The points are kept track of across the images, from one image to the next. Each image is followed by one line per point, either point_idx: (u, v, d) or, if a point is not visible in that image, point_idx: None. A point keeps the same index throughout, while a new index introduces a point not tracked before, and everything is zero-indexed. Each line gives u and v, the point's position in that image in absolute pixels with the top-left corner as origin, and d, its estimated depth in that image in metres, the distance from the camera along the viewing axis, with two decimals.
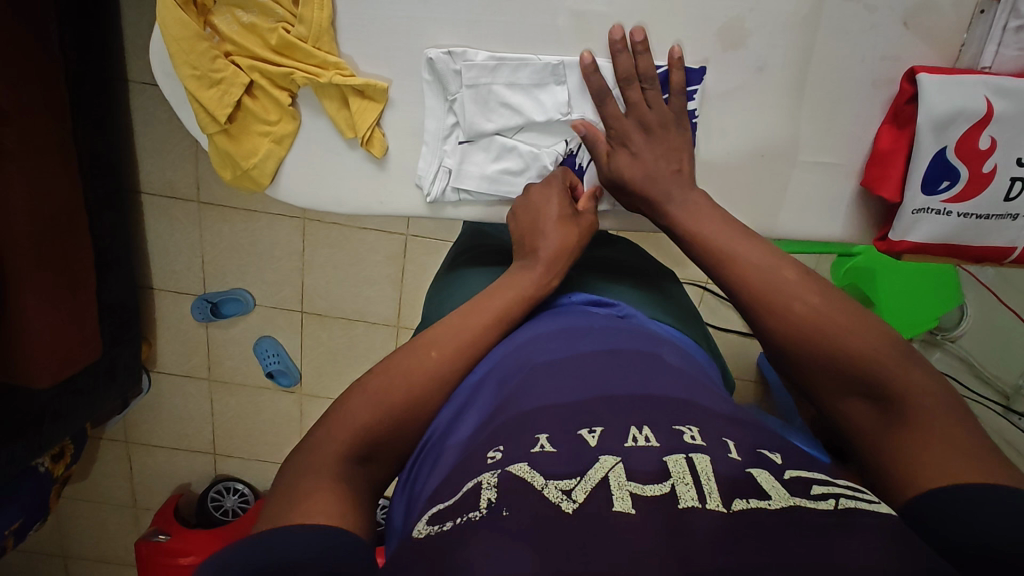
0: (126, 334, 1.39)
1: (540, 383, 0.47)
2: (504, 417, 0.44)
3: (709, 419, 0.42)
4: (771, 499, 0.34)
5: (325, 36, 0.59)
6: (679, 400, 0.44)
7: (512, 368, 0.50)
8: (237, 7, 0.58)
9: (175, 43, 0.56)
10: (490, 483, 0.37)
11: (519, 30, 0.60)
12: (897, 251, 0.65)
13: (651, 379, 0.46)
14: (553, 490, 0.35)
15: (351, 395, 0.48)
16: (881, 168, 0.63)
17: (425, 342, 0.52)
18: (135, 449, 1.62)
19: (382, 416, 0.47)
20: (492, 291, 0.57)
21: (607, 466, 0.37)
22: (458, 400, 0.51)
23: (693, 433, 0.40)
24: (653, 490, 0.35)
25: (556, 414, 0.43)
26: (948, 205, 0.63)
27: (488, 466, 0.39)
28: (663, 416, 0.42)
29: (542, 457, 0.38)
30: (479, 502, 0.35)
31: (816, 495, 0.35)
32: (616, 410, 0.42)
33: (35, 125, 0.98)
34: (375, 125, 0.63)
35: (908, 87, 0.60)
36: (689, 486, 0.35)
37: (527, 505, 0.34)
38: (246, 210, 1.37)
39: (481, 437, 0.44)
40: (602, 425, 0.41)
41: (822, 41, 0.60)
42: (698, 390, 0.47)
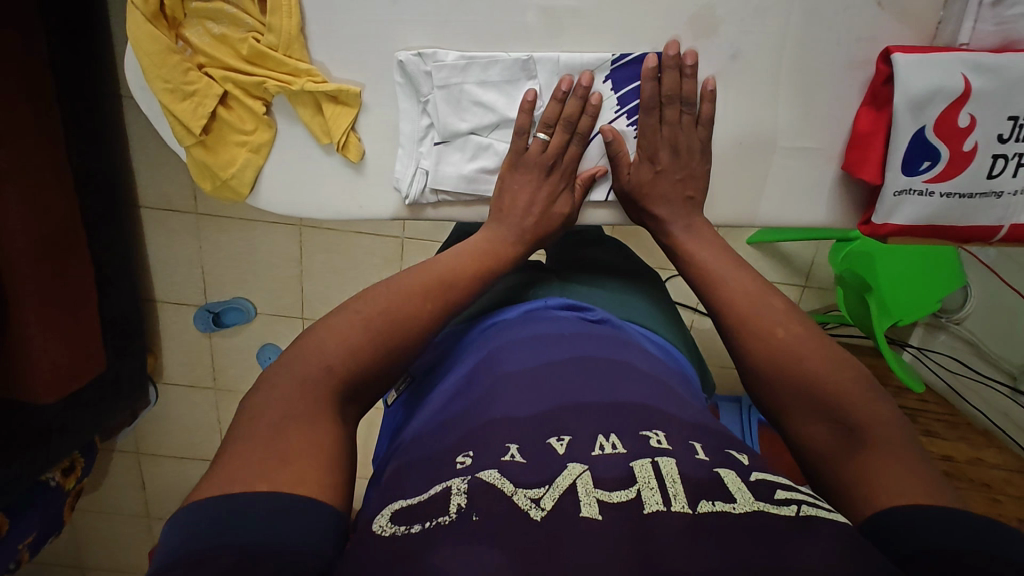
0: (129, 347, 1.40)
1: (507, 391, 0.47)
2: (474, 422, 0.45)
3: (675, 425, 0.43)
4: (736, 503, 0.35)
5: (295, 43, 0.59)
6: (644, 406, 0.45)
7: (485, 375, 0.51)
8: (208, 19, 0.58)
9: (148, 57, 0.57)
10: (460, 488, 0.37)
11: (488, 29, 0.60)
12: (882, 234, 0.64)
13: (618, 387, 0.47)
14: (522, 498, 0.36)
15: (322, 330, 0.49)
16: (861, 151, 0.62)
17: (405, 290, 0.53)
18: (145, 460, 1.64)
19: (358, 355, 0.48)
20: (464, 254, 0.59)
21: (574, 474, 0.37)
22: (431, 409, 0.51)
23: (659, 438, 0.41)
24: (620, 496, 0.36)
25: (525, 422, 0.43)
26: (930, 185, 0.62)
27: (459, 470, 0.39)
28: (629, 424, 0.42)
29: (512, 466, 0.38)
30: (448, 506, 0.36)
31: (779, 501, 0.36)
32: (582, 417, 0.43)
33: (31, 144, 1.00)
34: (350, 130, 0.63)
35: (884, 67, 0.59)
36: (654, 490, 0.36)
37: (496, 512, 0.35)
38: (242, 219, 1.38)
39: (451, 439, 0.44)
40: (569, 434, 0.41)
41: (795, 25, 0.60)
42: (665, 395, 0.47)
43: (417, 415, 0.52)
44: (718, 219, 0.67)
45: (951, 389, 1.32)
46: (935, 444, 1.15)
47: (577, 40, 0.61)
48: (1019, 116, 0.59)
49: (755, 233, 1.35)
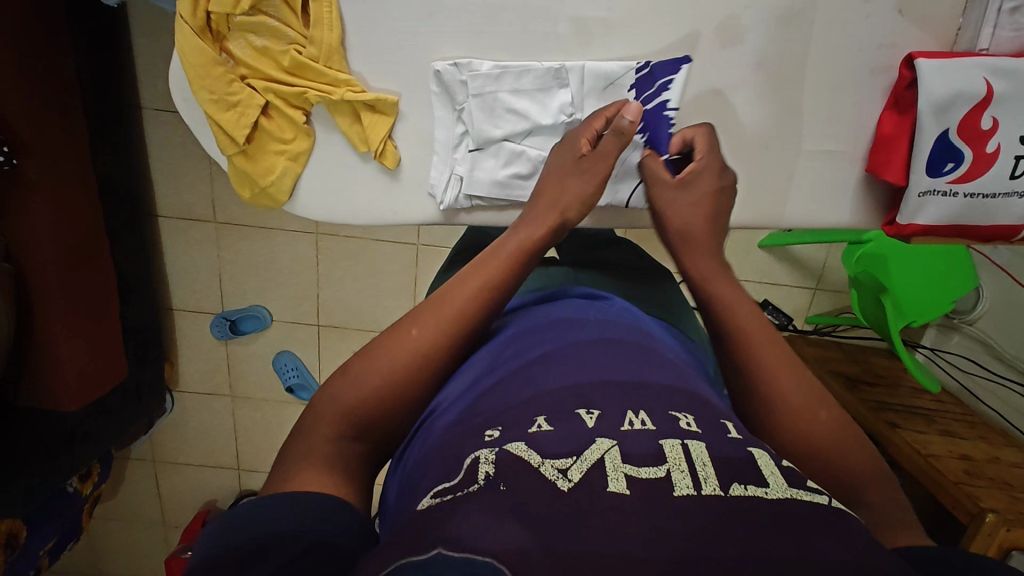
0: (149, 355, 1.42)
1: (537, 371, 0.49)
2: (506, 400, 0.47)
3: (701, 407, 0.45)
4: (769, 487, 0.37)
5: (335, 55, 0.61)
6: (671, 388, 0.46)
7: (513, 357, 0.53)
8: (250, 32, 0.60)
9: (194, 69, 0.59)
10: (488, 459, 0.39)
11: (521, 39, 0.62)
12: (906, 234, 0.66)
13: (646, 369, 0.49)
14: (550, 468, 0.37)
15: (339, 376, 0.51)
16: (884, 154, 0.64)
17: (403, 324, 0.53)
18: (162, 467, 1.65)
19: (366, 397, 0.49)
20: (474, 265, 0.57)
21: (603, 449, 0.39)
22: (454, 386, 0.53)
23: (689, 420, 0.43)
24: (648, 473, 0.37)
25: (554, 397, 0.45)
26: (953, 185, 0.63)
27: (487, 443, 0.41)
28: (659, 402, 0.44)
29: (540, 436, 0.40)
30: (477, 475, 0.38)
31: (812, 488, 0.38)
32: (611, 395, 0.45)
33: (59, 156, 1.03)
34: (387, 138, 0.65)
35: (907, 72, 0.61)
36: (684, 474, 0.37)
37: (522, 481, 0.36)
38: (262, 228, 1.40)
39: (481, 416, 0.46)
40: (598, 408, 0.43)
41: (818, 32, 0.61)
42: (688, 379, 0.49)
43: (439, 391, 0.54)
44: (747, 221, 0.68)
45: (967, 390, 1.33)
46: (953, 444, 1.16)
47: (606, 48, 0.62)
48: None
49: (768, 236, 1.37)
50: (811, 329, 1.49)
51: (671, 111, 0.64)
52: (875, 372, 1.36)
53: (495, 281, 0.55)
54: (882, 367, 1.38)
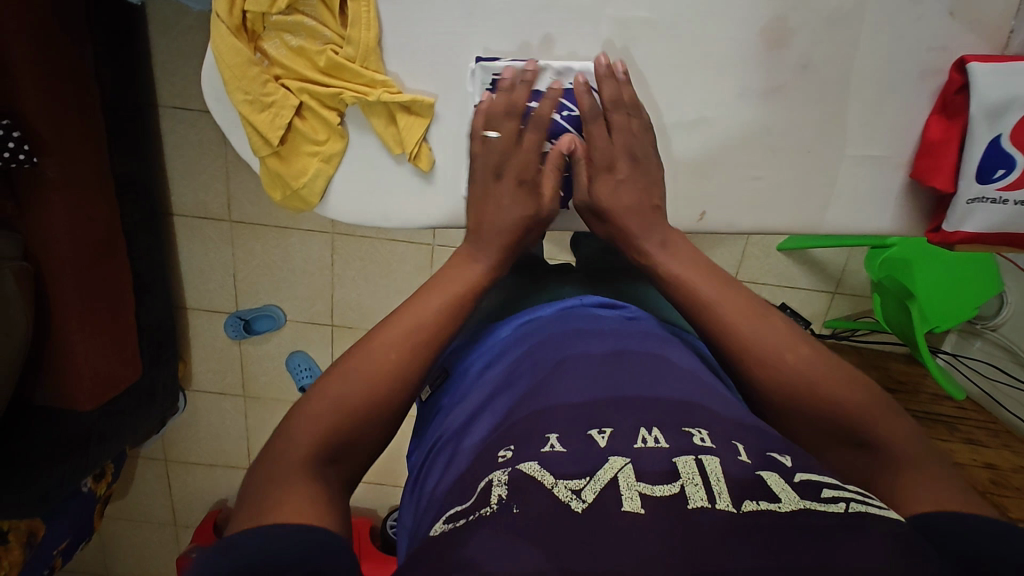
0: (164, 354, 1.41)
1: (549, 386, 0.49)
2: (518, 417, 0.47)
3: (718, 422, 0.44)
4: (781, 502, 0.36)
5: (372, 55, 0.60)
6: (683, 403, 0.46)
7: (525, 371, 0.53)
8: (287, 32, 0.60)
9: (230, 70, 0.58)
10: (501, 480, 0.39)
11: (563, 39, 0.61)
12: (951, 242, 0.65)
13: (660, 383, 0.48)
14: (562, 489, 0.37)
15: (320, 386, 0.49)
16: (933, 159, 0.63)
17: (371, 339, 0.52)
18: (173, 466, 1.65)
19: (348, 413, 0.48)
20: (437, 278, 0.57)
21: (616, 467, 0.39)
22: (471, 406, 0.53)
23: (702, 435, 0.42)
24: (663, 490, 0.37)
25: (567, 416, 0.45)
26: (1004, 193, 0.62)
27: (500, 464, 0.41)
28: (672, 419, 0.44)
29: (552, 457, 0.40)
30: (490, 498, 0.38)
31: (826, 499, 0.37)
32: (625, 411, 0.45)
33: (78, 154, 1.02)
34: (422, 140, 0.64)
35: (958, 76, 0.60)
36: (698, 487, 0.37)
37: (536, 503, 0.36)
38: (278, 228, 1.39)
39: (495, 437, 0.46)
40: (611, 426, 0.43)
41: (866, 35, 0.60)
42: (708, 393, 0.48)
43: (457, 408, 0.55)
44: (786, 228, 0.67)
45: (987, 395, 1.33)
46: (976, 452, 1.15)
47: (651, 48, 0.61)
48: None
49: (787, 239, 1.35)
50: (829, 333, 1.48)
51: (710, 117, 0.64)
52: (895, 377, 1.35)
53: (456, 291, 0.56)
54: (902, 372, 1.37)
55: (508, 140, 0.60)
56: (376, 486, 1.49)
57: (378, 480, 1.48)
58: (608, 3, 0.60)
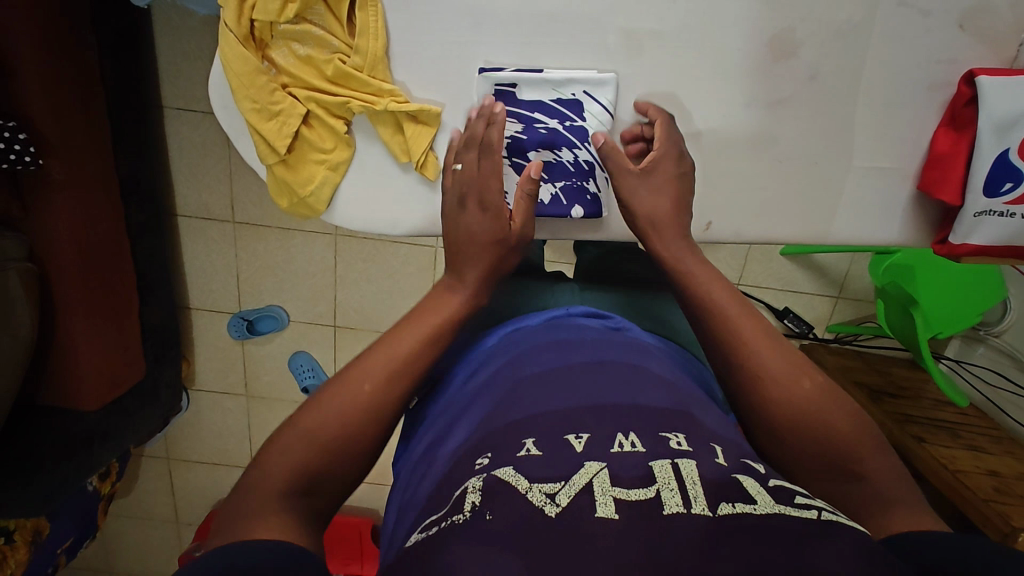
0: (167, 354, 1.42)
1: (527, 392, 0.51)
2: (495, 424, 0.48)
3: (697, 428, 0.46)
4: (757, 504, 0.38)
5: (379, 65, 0.60)
6: (664, 410, 0.48)
7: (505, 378, 0.54)
8: (294, 40, 0.59)
9: (238, 78, 0.58)
10: (475, 488, 0.41)
11: (570, 49, 0.61)
12: (958, 254, 0.65)
13: (639, 390, 0.50)
14: (537, 494, 0.39)
15: (299, 416, 0.50)
16: (939, 172, 0.63)
17: (356, 374, 0.52)
18: (176, 465, 1.66)
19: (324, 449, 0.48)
20: (417, 313, 0.57)
21: (592, 472, 0.40)
22: (453, 412, 0.55)
23: (679, 438, 0.44)
24: (638, 494, 0.39)
25: (543, 423, 0.46)
26: (1012, 206, 0.62)
27: (476, 471, 0.43)
28: (649, 424, 0.46)
29: (527, 462, 0.42)
30: (463, 506, 0.40)
31: (800, 504, 0.39)
32: (603, 418, 0.46)
33: (82, 157, 1.02)
34: (429, 149, 0.64)
35: (966, 89, 0.60)
36: (674, 492, 0.38)
37: (509, 510, 0.38)
38: (281, 229, 1.39)
39: (472, 442, 0.48)
40: (588, 432, 0.45)
41: (875, 47, 0.60)
42: (686, 401, 0.50)
43: (442, 415, 0.56)
44: (792, 237, 0.67)
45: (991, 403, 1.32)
46: (981, 459, 1.14)
47: (658, 59, 0.61)
48: None
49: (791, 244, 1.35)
50: (832, 338, 1.48)
51: (718, 127, 0.64)
52: (897, 384, 1.35)
53: (436, 329, 0.56)
54: (904, 377, 1.37)
55: (470, 169, 0.61)
56: (378, 487, 1.50)
57: (381, 481, 1.49)
58: (617, 13, 0.60)
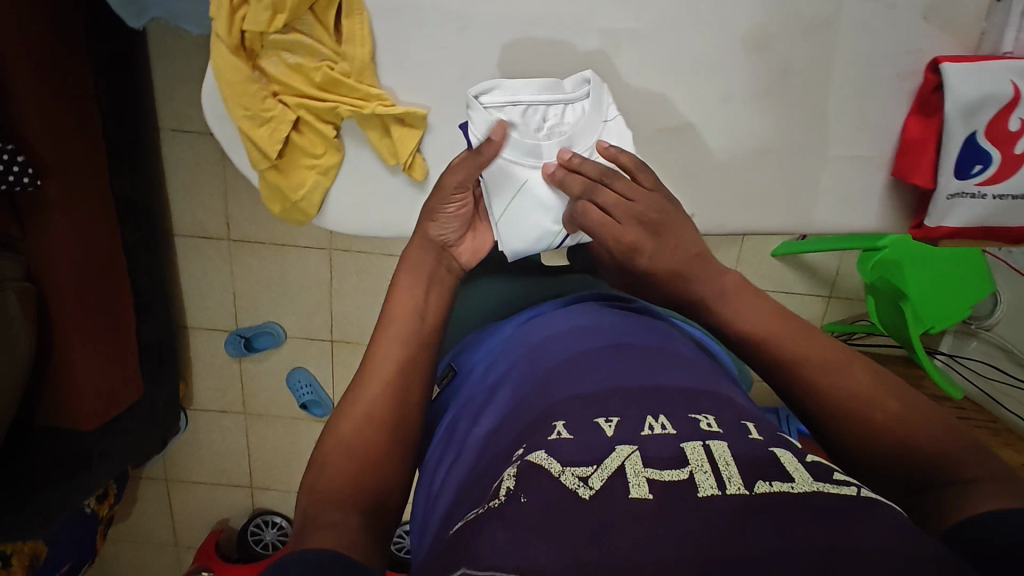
0: (165, 373, 1.42)
1: (552, 387, 0.56)
2: (526, 419, 0.53)
3: (720, 409, 0.50)
4: (794, 483, 0.40)
5: (367, 70, 0.62)
6: (683, 395, 0.52)
7: (529, 376, 0.60)
8: (284, 50, 0.62)
9: (229, 87, 0.60)
10: (510, 474, 0.43)
11: (549, 52, 0.63)
12: (935, 236, 0.68)
13: (656, 377, 0.55)
14: (570, 477, 0.41)
15: (327, 445, 0.57)
16: (913, 158, 0.65)
17: (352, 402, 0.60)
18: (174, 486, 1.65)
19: (356, 471, 0.54)
20: (381, 327, 0.65)
21: (623, 456, 0.43)
22: (490, 409, 0.60)
23: (709, 422, 0.48)
24: (671, 475, 0.41)
25: (573, 411, 0.50)
26: (982, 187, 0.65)
27: (513, 459, 0.46)
28: (678, 408, 0.50)
29: (557, 445, 0.45)
30: (498, 491, 0.42)
31: (838, 480, 0.40)
32: (628, 404, 0.51)
33: (79, 179, 1.04)
34: (416, 151, 0.66)
35: (932, 77, 0.62)
36: (708, 475, 0.40)
37: (545, 491, 0.40)
38: (275, 245, 1.41)
39: (508, 437, 0.52)
40: (617, 417, 0.49)
41: (845, 41, 0.62)
42: (702, 384, 0.55)
43: (470, 409, 0.63)
44: (774, 229, 0.70)
45: (988, 395, 1.33)
46: None
47: (633, 58, 0.64)
48: None
49: (780, 244, 1.36)
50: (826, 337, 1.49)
51: (696, 123, 0.66)
52: None
53: (404, 328, 0.65)
54: (899, 373, 1.38)
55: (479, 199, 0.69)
56: None
57: None
58: (595, 15, 0.62)
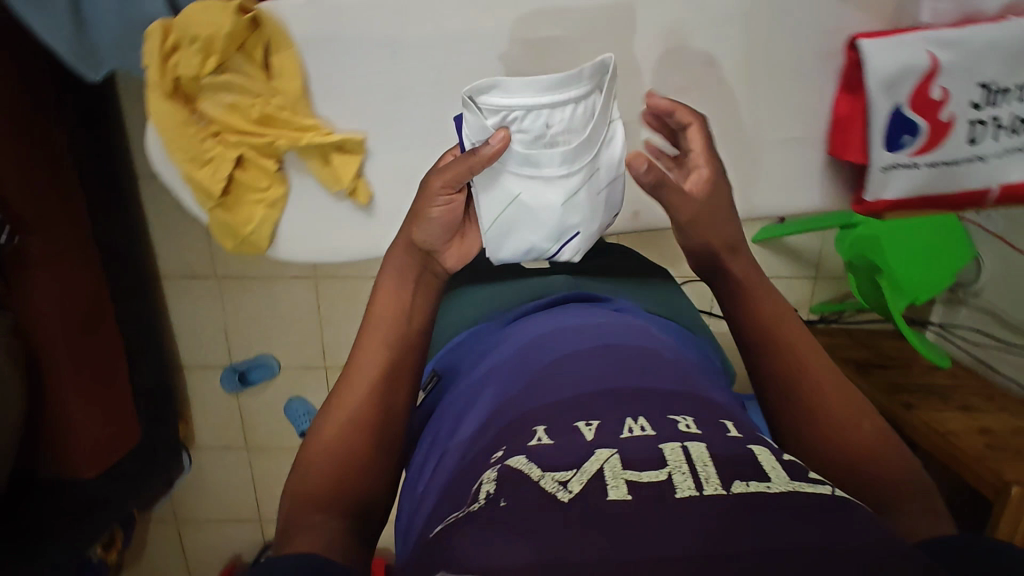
0: (161, 415, 1.44)
1: (533, 389, 0.56)
2: (506, 420, 0.53)
3: (698, 409, 0.51)
4: (772, 482, 0.40)
5: (300, 103, 0.65)
6: (665, 394, 0.52)
7: (512, 377, 0.60)
8: (219, 90, 0.63)
9: (168, 132, 0.64)
10: (490, 478, 0.44)
11: (476, 67, 0.65)
12: (876, 210, 0.69)
13: (639, 376, 0.55)
14: (550, 481, 0.41)
15: (313, 443, 0.59)
16: (843, 133, 0.67)
17: (338, 402, 0.61)
18: (185, 526, 1.66)
19: (338, 471, 0.57)
20: (367, 322, 0.66)
21: (602, 459, 0.43)
22: (470, 412, 0.60)
23: (688, 423, 0.48)
24: (650, 477, 0.41)
25: (554, 412, 0.51)
26: (915, 157, 0.66)
27: (492, 462, 0.47)
28: (657, 408, 0.50)
29: (540, 450, 0.45)
30: (478, 494, 0.43)
31: (814, 480, 0.41)
32: (610, 405, 0.51)
33: (58, 234, 1.06)
34: (358, 176, 0.68)
35: (852, 54, 0.64)
36: (686, 476, 0.40)
37: (524, 496, 0.40)
38: (260, 278, 1.43)
39: (486, 439, 0.53)
40: (598, 419, 0.49)
41: (763, 28, 0.64)
42: (684, 383, 0.55)
43: (452, 410, 0.63)
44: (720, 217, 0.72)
45: (980, 361, 1.31)
46: (975, 419, 1.12)
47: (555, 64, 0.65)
48: (989, 82, 0.62)
49: (757, 231, 1.35)
50: (817, 318, 1.48)
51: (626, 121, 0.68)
52: (885, 355, 1.35)
53: (390, 325, 0.65)
54: (892, 348, 1.37)
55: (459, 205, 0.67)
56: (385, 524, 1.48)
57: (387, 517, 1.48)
58: (516, 27, 0.64)
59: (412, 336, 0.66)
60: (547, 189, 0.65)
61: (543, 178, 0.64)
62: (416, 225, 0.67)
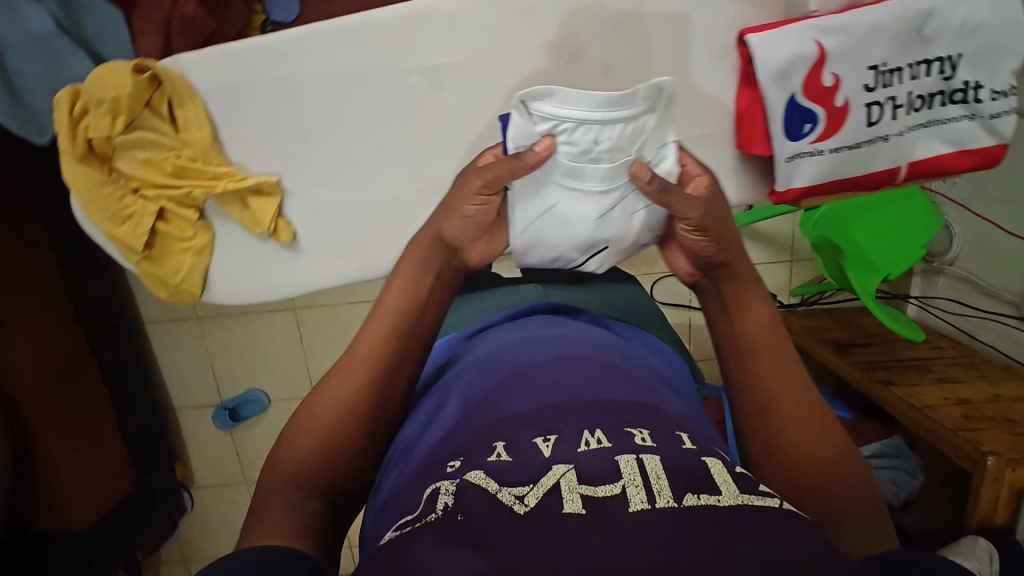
0: (156, 460, 1.44)
1: (498, 395, 0.53)
2: (469, 427, 0.51)
3: (658, 423, 0.48)
4: (721, 496, 0.39)
5: (210, 151, 0.71)
6: (629, 406, 0.50)
7: (478, 381, 0.58)
8: (132, 149, 0.70)
9: (85, 194, 0.70)
10: (448, 489, 0.41)
11: (382, 100, 0.70)
12: (789, 199, 0.71)
13: (603, 386, 0.52)
14: (506, 494, 0.39)
15: (297, 424, 0.57)
16: (747, 128, 0.70)
17: (324, 387, 0.58)
18: (194, 566, 1.67)
19: (313, 459, 0.54)
20: (374, 311, 0.62)
21: (559, 474, 0.41)
22: (426, 418, 0.58)
23: (644, 436, 0.46)
24: (604, 491, 0.39)
25: (514, 423, 0.49)
26: (817, 145, 0.68)
27: (448, 474, 0.45)
28: (615, 421, 0.47)
29: (499, 465, 0.43)
30: (436, 505, 0.40)
31: (764, 493, 0.40)
32: (568, 415, 0.48)
33: (29, 290, 1.08)
34: (277, 216, 0.75)
35: (744, 49, 0.67)
36: (639, 488, 0.39)
37: (482, 509, 0.38)
38: (240, 314, 1.45)
39: (445, 448, 0.50)
40: (556, 433, 0.46)
41: (657, 30, 0.67)
42: (648, 395, 0.53)
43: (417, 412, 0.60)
44: None
45: (961, 330, 1.29)
46: (949, 390, 1.11)
47: (456, 87, 0.69)
48: (877, 65, 0.66)
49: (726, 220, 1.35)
50: (798, 300, 1.47)
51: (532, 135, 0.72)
52: (870, 331, 1.33)
53: (399, 311, 0.61)
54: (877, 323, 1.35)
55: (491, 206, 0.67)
56: None
57: None
58: (413, 57, 0.68)
59: (416, 328, 0.62)
60: (586, 201, 0.67)
61: (582, 191, 0.67)
62: (446, 218, 0.66)
